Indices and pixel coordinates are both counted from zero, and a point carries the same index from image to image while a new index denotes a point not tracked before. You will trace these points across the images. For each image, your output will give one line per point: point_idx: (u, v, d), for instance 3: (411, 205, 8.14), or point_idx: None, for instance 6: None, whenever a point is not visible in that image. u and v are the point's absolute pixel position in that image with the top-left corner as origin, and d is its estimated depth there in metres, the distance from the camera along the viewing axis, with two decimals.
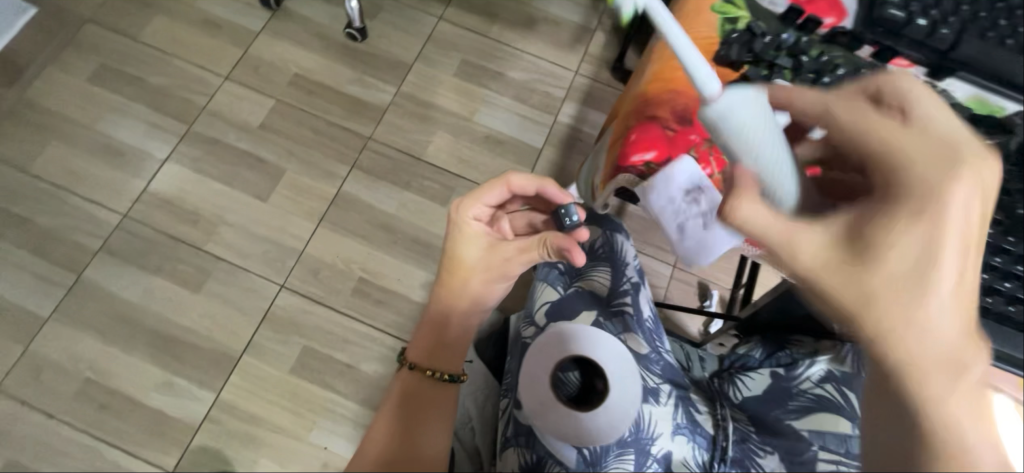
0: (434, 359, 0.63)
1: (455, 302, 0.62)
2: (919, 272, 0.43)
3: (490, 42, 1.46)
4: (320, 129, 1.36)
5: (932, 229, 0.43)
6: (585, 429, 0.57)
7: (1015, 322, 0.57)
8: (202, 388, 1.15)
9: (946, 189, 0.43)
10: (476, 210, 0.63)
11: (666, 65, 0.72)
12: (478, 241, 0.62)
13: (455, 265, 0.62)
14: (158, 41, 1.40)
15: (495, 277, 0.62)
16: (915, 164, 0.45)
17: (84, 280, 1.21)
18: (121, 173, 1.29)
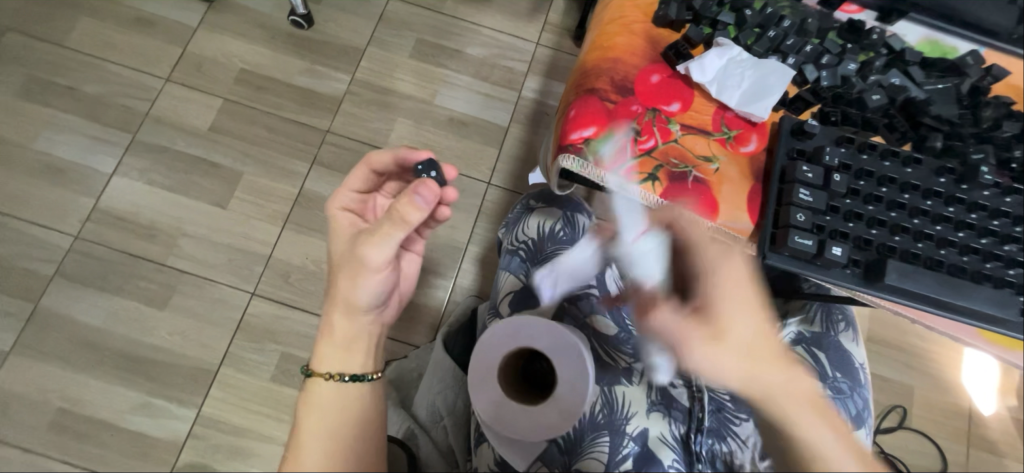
0: (339, 358, 0.57)
1: (331, 304, 0.57)
2: (725, 328, 0.50)
3: (445, 18, 1.39)
4: (274, 127, 1.29)
5: (723, 291, 0.51)
6: (543, 423, 0.53)
7: (983, 275, 0.55)
8: (183, 406, 1.13)
9: (710, 258, 0.52)
10: (342, 204, 0.60)
11: (604, 30, 0.67)
12: (341, 234, 0.58)
13: (330, 263, 0.58)
14: (87, 45, 1.30)
15: (357, 267, 0.55)
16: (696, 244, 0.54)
17: (42, 308, 1.16)
18: (66, 192, 1.22)
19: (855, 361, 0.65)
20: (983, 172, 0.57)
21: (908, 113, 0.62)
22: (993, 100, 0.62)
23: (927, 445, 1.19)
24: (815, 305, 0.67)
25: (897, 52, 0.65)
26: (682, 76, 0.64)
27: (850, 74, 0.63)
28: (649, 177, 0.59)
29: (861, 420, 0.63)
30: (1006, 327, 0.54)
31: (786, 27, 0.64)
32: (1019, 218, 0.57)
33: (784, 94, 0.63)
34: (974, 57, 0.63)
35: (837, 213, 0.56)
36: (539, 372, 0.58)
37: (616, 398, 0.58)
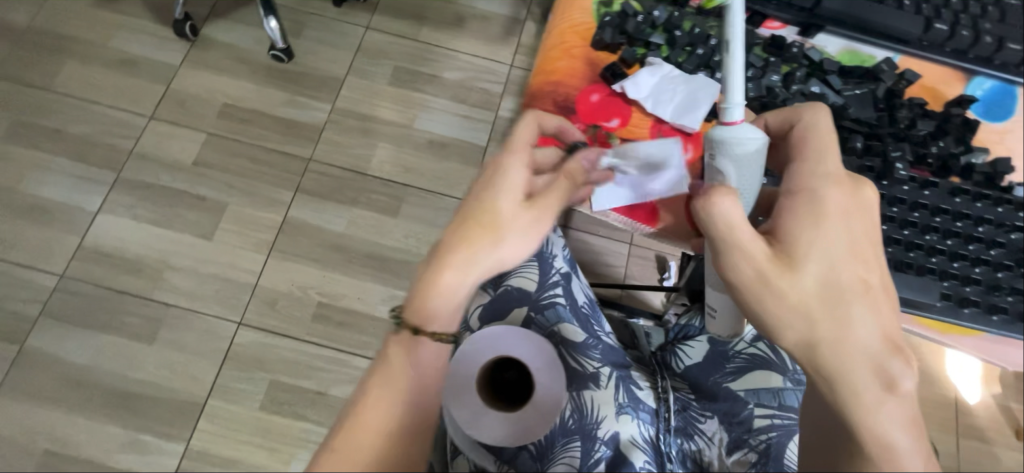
0: (447, 324, 0.49)
1: (474, 264, 0.48)
2: (824, 282, 0.49)
3: (421, 45, 1.44)
4: (258, 158, 1.32)
5: (824, 241, 0.50)
6: (519, 427, 0.51)
7: (906, 263, 0.59)
8: (171, 440, 1.12)
9: (824, 201, 0.51)
10: (519, 156, 0.52)
11: (548, 54, 0.71)
12: (519, 189, 0.50)
13: (486, 216, 0.49)
14: (71, 88, 1.33)
15: (528, 238, 0.50)
16: (806, 185, 0.52)
17: (28, 349, 1.15)
18: (51, 232, 1.23)
19: None
20: (898, 167, 0.61)
21: (829, 117, 0.67)
22: (905, 102, 0.67)
23: None
24: None
25: (816, 63, 0.70)
26: (619, 94, 0.69)
27: (774, 85, 0.67)
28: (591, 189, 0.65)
29: None
30: (933, 311, 0.57)
31: (714, 45, 0.70)
32: (935, 209, 0.61)
33: (712, 106, 0.68)
34: (888, 64, 0.68)
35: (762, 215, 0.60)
36: (511, 381, 0.56)
37: (586, 402, 0.60)
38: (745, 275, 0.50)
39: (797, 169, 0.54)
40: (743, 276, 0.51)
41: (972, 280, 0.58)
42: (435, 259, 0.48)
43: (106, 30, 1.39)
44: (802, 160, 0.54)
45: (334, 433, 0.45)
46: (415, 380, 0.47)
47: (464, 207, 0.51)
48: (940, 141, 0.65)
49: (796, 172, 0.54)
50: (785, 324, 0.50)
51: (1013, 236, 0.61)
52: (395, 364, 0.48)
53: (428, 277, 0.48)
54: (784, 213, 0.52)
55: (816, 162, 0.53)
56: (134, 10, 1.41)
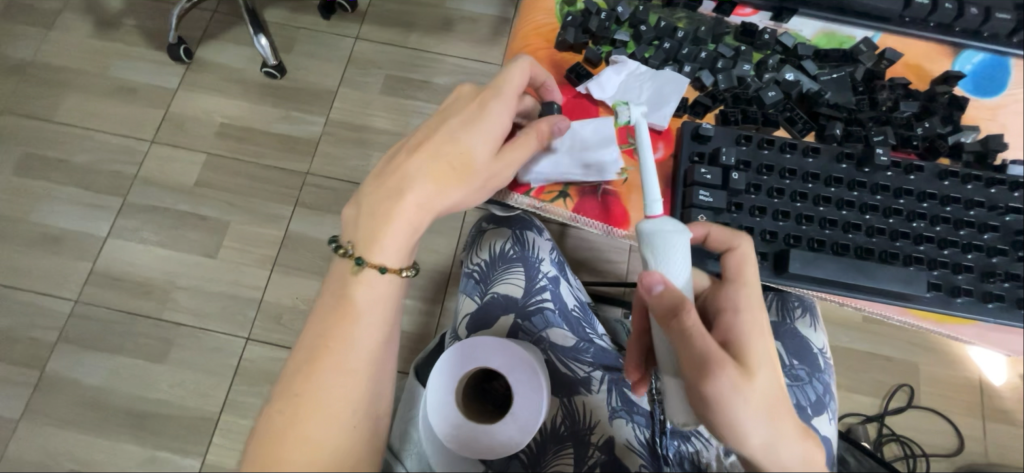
0: (408, 261, 0.51)
1: (439, 204, 0.51)
2: (776, 398, 0.45)
3: (410, 52, 1.44)
4: (256, 175, 1.34)
5: (769, 354, 0.46)
6: (495, 441, 0.50)
7: (891, 254, 0.56)
8: (187, 455, 1.14)
9: (760, 314, 0.47)
10: (505, 102, 0.53)
11: (512, 57, 0.69)
12: (492, 136, 0.53)
13: (461, 161, 0.51)
14: (75, 118, 1.37)
15: (489, 187, 0.54)
16: (744, 296, 0.48)
17: (49, 374, 1.19)
18: (63, 259, 1.27)
19: (814, 346, 0.68)
20: (879, 153, 0.59)
21: (806, 105, 0.65)
22: (887, 82, 0.65)
23: (938, 422, 1.15)
24: (769, 294, 0.71)
25: (790, 49, 0.67)
26: (585, 95, 0.66)
27: (746, 74, 0.65)
28: (560, 194, 0.62)
29: (822, 405, 0.65)
30: (920, 303, 0.56)
31: (681, 38, 0.67)
32: (922, 195, 0.59)
33: (683, 101, 0.65)
34: (867, 44, 0.65)
35: (741, 209, 0.58)
36: (497, 390, 0.56)
37: (578, 407, 0.60)
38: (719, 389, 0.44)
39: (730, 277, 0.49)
40: (718, 390, 0.44)
41: (963, 268, 0.56)
42: (402, 191, 0.50)
43: (105, 60, 1.42)
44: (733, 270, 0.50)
45: (288, 373, 0.48)
46: (368, 318, 0.49)
47: (436, 142, 0.52)
48: (925, 122, 0.63)
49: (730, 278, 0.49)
50: (757, 439, 0.44)
51: (1009, 218, 0.58)
52: (349, 301, 0.49)
53: (395, 206, 0.50)
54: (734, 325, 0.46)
55: (742, 273, 0.49)
56: (130, 38, 1.44)
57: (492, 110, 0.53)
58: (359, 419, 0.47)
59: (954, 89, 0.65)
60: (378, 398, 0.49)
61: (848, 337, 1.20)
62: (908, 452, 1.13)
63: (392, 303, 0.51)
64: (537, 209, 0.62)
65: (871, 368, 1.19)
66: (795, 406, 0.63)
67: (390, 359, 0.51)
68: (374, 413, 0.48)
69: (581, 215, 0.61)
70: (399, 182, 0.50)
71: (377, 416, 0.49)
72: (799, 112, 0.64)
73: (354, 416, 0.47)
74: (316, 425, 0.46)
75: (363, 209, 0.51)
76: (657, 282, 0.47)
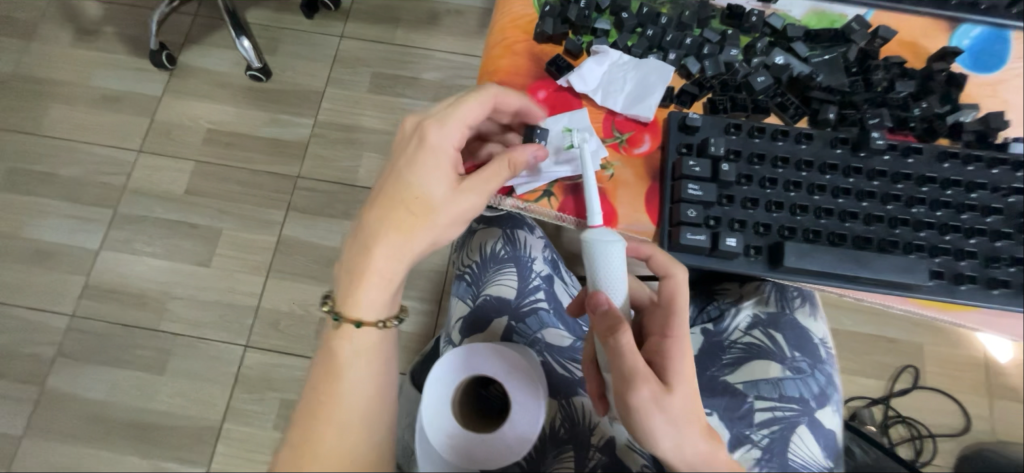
0: (385, 311, 0.52)
1: (407, 251, 0.51)
2: (691, 414, 0.48)
3: (397, 48, 1.40)
4: (247, 180, 1.30)
5: (692, 376, 0.49)
6: (493, 449, 0.48)
7: (891, 242, 0.55)
8: (191, 466, 1.13)
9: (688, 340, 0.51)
10: (455, 134, 0.54)
11: (490, 52, 0.67)
12: (447, 172, 0.53)
13: (421, 197, 0.52)
14: (61, 130, 1.35)
15: (461, 220, 0.53)
16: (675, 320, 0.51)
17: (49, 389, 1.18)
18: (57, 273, 1.25)
19: (814, 337, 0.67)
20: (874, 137, 0.57)
21: (797, 90, 0.63)
22: (882, 61, 0.62)
23: (945, 403, 1.14)
24: (768, 285, 0.69)
25: (779, 31, 0.65)
26: (567, 88, 0.65)
27: (733, 59, 0.63)
28: (545, 194, 0.61)
29: (826, 397, 0.64)
30: (923, 292, 0.54)
31: (665, 24, 0.65)
32: (921, 179, 0.57)
33: (668, 90, 0.63)
34: (858, 22, 0.63)
35: (732, 202, 0.56)
36: (493, 398, 0.56)
37: (577, 409, 0.59)
38: (641, 401, 0.46)
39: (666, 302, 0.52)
40: (641, 401, 0.47)
41: (965, 254, 0.55)
42: (367, 247, 0.50)
43: (88, 70, 1.39)
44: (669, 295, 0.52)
45: (290, 431, 0.49)
46: (355, 366, 0.50)
47: (389, 192, 0.52)
48: (923, 102, 0.61)
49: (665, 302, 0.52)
50: (668, 448, 0.47)
51: (1012, 200, 0.57)
52: (334, 352, 0.51)
53: (363, 264, 0.51)
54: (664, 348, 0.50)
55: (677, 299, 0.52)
56: (112, 47, 1.41)
57: (446, 145, 0.54)
58: (358, 468, 0.47)
59: (952, 66, 0.63)
60: (378, 447, 0.48)
61: (851, 320, 1.18)
62: (915, 433, 1.12)
63: (378, 350, 0.51)
64: (521, 210, 0.61)
65: (876, 350, 1.17)
66: (798, 399, 0.63)
67: (386, 405, 0.50)
68: (373, 465, 0.47)
69: (567, 214, 0.60)
70: (363, 238, 0.51)
71: (380, 464, 0.48)
72: (790, 97, 0.62)
73: (354, 465, 0.47)
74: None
75: (339, 269, 0.52)
76: (601, 303, 0.50)
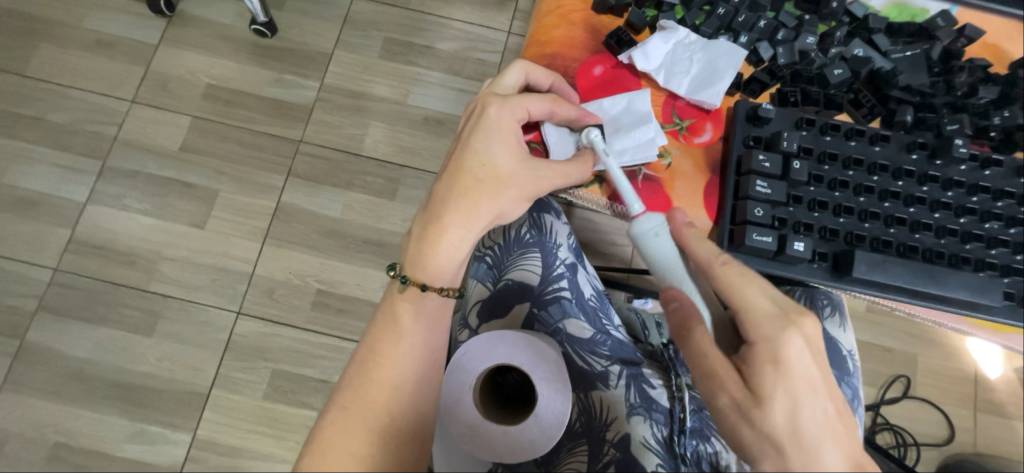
0: (452, 279, 0.51)
1: (475, 221, 0.49)
2: (796, 428, 0.44)
3: (412, 13, 1.32)
4: (246, 141, 1.24)
5: (793, 385, 0.45)
6: (515, 443, 0.46)
7: (963, 258, 0.54)
8: (178, 430, 1.10)
9: (783, 343, 0.45)
10: (519, 116, 0.53)
11: (542, 21, 0.65)
12: (513, 145, 0.51)
13: (488, 174, 0.50)
14: (49, 73, 1.26)
15: (529, 195, 0.52)
16: (758, 322, 0.46)
17: (30, 343, 1.13)
18: (41, 224, 1.19)
19: (843, 348, 0.67)
20: (957, 144, 0.55)
21: (875, 86, 0.61)
22: (966, 64, 0.60)
23: (932, 413, 1.12)
24: (796, 291, 0.69)
25: (859, 20, 0.62)
26: (626, 65, 0.63)
27: (810, 48, 0.60)
28: (596, 180, 0.61)
29: (850, 412, 0.64)
30: (990, 312, 0.54)
31: (737, 3, 0.62)
32: (999, 193, 0.55)
33: (737, 76, 0.61)
34: (944, 18, 0.61)
35: (800, 203, 0.55)
36: (513, 384, 0.53)
37: (593, 404, 0.59)
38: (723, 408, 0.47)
39: (733, 301, 0.47)
40: (724, 407, 0.47)
41: None
42: (436, 217, 0.50)
43: (79, 10, 1.30)
44: (734, 293, 0.47)
45: (338, 386, 0.48)
46: (413, 331, 0.49)
47: (458, 166, 0.51)
48: (1005, 111, 0.59)
49: (733, 301, 0.47)
50: (772, 463, 0.45)
51: None
52: (395, 317, 0.50)
53: (430, 234, 0.50)
54: (747, 357, 0.46)
55: (749, 295, 0.47)
56: None
57: (511, 125, 0.52)
58: (402, 435, 0.45)
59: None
60: (424, 417, 0.47)
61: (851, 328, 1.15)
62: (901, 441, 1.11)
63: (436, 317, 0.50)
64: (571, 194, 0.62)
65: (872, 359, 1.14)
66: None
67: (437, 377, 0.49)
68: (415, 435, 0.46)
69: (616, 203, 0.60)
70: (432, 209, 0.50)
71: (424, 435, 0.47)
72: (866, 93, 0.60)
73: (399, 432, 0.45)
74: (361, 439, 0.45)
75: (407, 238, 0.52)
76: (673, 300, 0.50)
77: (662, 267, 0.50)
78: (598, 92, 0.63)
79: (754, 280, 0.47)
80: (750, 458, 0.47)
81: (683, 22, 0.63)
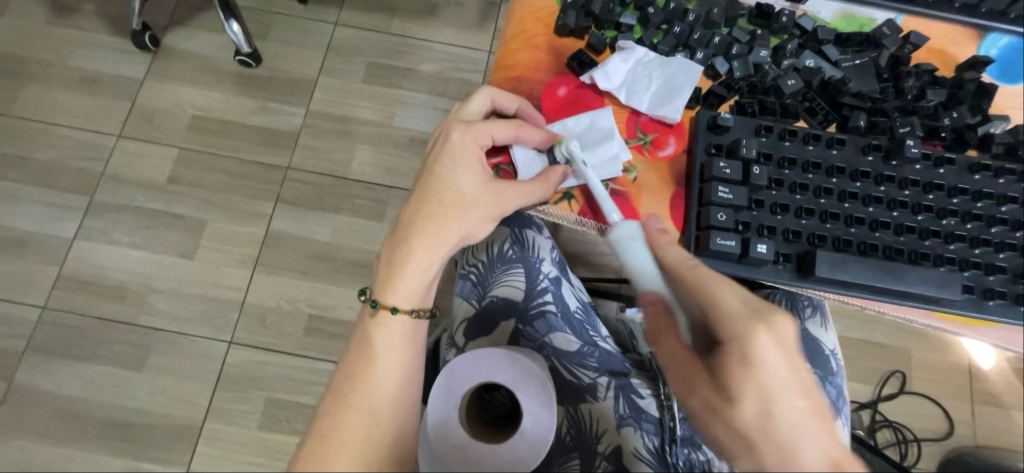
0: (422, 299, 0.52)
1: (442, 243, 0.51)
2: (770, 427, 0.44)
3: (394, 38, 1.34)
4: (234, 170, 1.25)
5: (765, 386, 0.44)
6: (503, 462, 0.46)
7: (922, 254, 0.55)
8: (170, 466, 1.08)
9: (752, 344, 0.44)
10: (481, 140, 0.54)
11: (508, 45, 0.67)
12: (477, 168, 0.53)
13: (453, 197, 0.51)
14: (34, 112, 1.27)
15: (494, 215, 0.53)
16: (727, 323, 0.45)
17: (18, 385, 1.12)
18: (28, 263, 1.18)
19: (825, 347, 0.70)
20: (910, 145, 0.57)
21: (828, 94, 0.63)
22: (913, 69, 0.62)
23: (928, 407, 1.12)
24: (777, 294, 0.71)
25: (809, 33, 0.64)
26: (590, 85, 0.65)
27: (763, 61, 0.63)
28: (565, 195, 0.60)
29: (837, 411, 0.66)
30: (953, 306, 0.55)
31: (692, 21, 0.65)
32: (953, 190, 0.57)
33: (696, 91, 0.63)
34: (890, 27, 0.64)
35: (762, 207, 0.56)
36: (500, 402, 0.53)
37: (583, 416, 0.59)
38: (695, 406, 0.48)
39: (702, 302, 0.47)
40: (698, 405, 0.48)
41: (996, 269, 0.55)
42: (404, 239, 0.51)
43: (65, 49, 1.32)
44: (703, 295, 0.47)
45: (317, 415, 0.48)
46: (388, 356, 0.49)
47: (425, 190, 0.52)
48: (953, 112, 0.62)
49: (701, 302, 0.47)
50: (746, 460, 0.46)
51: None
52: (368, 342, 0.50)
53: (399, 256, 0.51)
54: (717, 358, 0.45)
55: (718, 297, 0.46)
56: (92, 25, 1.33)
57: (474, 149, 0.54)
58: (385, 459, 0.46)
59: (982, 75, 0.64)
60: (406, 439, 0.48)
61: (841, 325, 1.16)
62: (900, 437, 1.10)
63: (410, 340, 0.51)
64: (539, 211, 0.60)
65: (865, 355, 1.15)
66: None
67: (415, 398, 0.50)
68: (396, 457, 0.47)
69: (588, 218, 0.59)
70: (400, 232, 0.52)
71: (406, 456, 0.47)
72: (820, 101, 0.62)
73: (380, 455, 0.46)
74: (342, 466, 0.45)
75: (378, 261, 0.53)
76: (648, 303, 0.52)
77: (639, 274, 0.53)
78: (563, 112, 0.64)
79: (720, 282, 0.46)
80: (726, 452, 0.48)
81: (641, 42, 0.65)
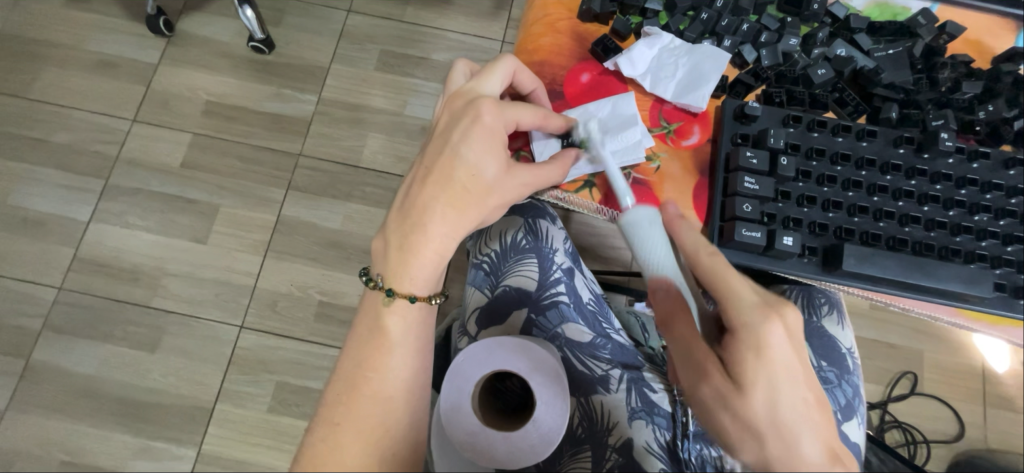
0: (436, 285, 0.52)
1: (461, 228, 0.50)
2: (777, 417, 0.44)
3: (408, 26, 1.33)
4: (247, 156, 1.25)
5: (775, 374, 0.44)
6: (516, 449, 0.46)
7: (952, 250, 0.54)
8: (182, 446, 1.10)
9: (766, 331, 0.44)
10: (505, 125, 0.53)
11: (530, 29, 0.66)
12: (499, 153, 0.52)
13: (473, 181, 0.50)
14: (51, 94, 1.28)
15: (508, 203, 0.53)
16: (739, 310, 0.45)
17: (35, 363, 1.14)
18: (45, 243, 1.20)
19: (842, 346, 0.69)
20: (943, 138, 0.56)
21: (859, 85, 0.61)
22: (948, 60, 0.61)
23: (940, 409, 1.10)
24: (793, 290, 0.72)
25: (841, 21, 0.63)
26: (614, 71, 0.64)
27: (793, 50, 0.62)
28: (586, 184, 0.61)
29: (852, 409, 0.66)
30: (983, 303, 0.54)
31: (719, 8, 0.63)
32: (987, 185, 0.56)
33: (722, 79, 0.62)
34: (925, 16, 0.62)
35: (789, 199, 0.55)
36: (511, 391, 0.54)
37: (595, 407, 0.59)
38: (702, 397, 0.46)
39: (718, 290, 0.47)
40: (706, 396, 0.46)
41: None
42: (419, 223, 0.50)
43: (81, 32, 1.32)
44: (718, 282, 0.47)
45: (325, 401, 0.48)
46: (402, 345, 0.49)
47: (443, 171, 0.51)
48: (989, 105, 0.60)
49: (716, 290, 0.47)
50: (751, 455, 0.44)
51: None
52: (381, 330, 0.50)
53: (416, 240, 0.50)
54: (728, 345, 0.45)
55: (733, 283, 0.47)
56: (108, 8, 1.34)
57: (497, 132, 0.52)
58: (396, 445, 0.46)
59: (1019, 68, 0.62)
60: (416, 425, 0.48)
61: (854, 325, 1.14)
62: (909, 438, 1.09)
63: (425, 329, 0.51)
64: (560, 200, 0.62)
65: (877, 355, 1.13)
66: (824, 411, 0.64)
67: (426, 386, 0.50)
68: (408, 442, 0.47)
69: (608, 206, 0.60)
70: (412, 215, 0.50)
71: (416, 441, 0.48)
72: (851, 92, 0.61)
73: (392, 440, 0.46)
74: (355, 452, 0.45)
75: (387, 243, 0.51)
76: (659, 286, 0.50)
77: (648, 259, 0.51)
78: (586, 99, 0.64)
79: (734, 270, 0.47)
80: (730, 447, 0.46)
81: (666, 27, 0.64)
